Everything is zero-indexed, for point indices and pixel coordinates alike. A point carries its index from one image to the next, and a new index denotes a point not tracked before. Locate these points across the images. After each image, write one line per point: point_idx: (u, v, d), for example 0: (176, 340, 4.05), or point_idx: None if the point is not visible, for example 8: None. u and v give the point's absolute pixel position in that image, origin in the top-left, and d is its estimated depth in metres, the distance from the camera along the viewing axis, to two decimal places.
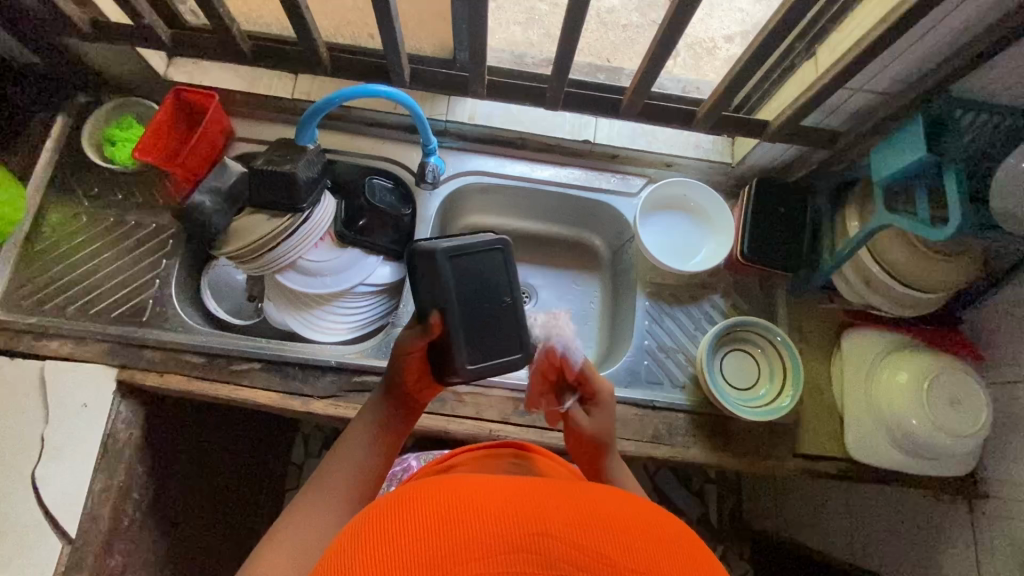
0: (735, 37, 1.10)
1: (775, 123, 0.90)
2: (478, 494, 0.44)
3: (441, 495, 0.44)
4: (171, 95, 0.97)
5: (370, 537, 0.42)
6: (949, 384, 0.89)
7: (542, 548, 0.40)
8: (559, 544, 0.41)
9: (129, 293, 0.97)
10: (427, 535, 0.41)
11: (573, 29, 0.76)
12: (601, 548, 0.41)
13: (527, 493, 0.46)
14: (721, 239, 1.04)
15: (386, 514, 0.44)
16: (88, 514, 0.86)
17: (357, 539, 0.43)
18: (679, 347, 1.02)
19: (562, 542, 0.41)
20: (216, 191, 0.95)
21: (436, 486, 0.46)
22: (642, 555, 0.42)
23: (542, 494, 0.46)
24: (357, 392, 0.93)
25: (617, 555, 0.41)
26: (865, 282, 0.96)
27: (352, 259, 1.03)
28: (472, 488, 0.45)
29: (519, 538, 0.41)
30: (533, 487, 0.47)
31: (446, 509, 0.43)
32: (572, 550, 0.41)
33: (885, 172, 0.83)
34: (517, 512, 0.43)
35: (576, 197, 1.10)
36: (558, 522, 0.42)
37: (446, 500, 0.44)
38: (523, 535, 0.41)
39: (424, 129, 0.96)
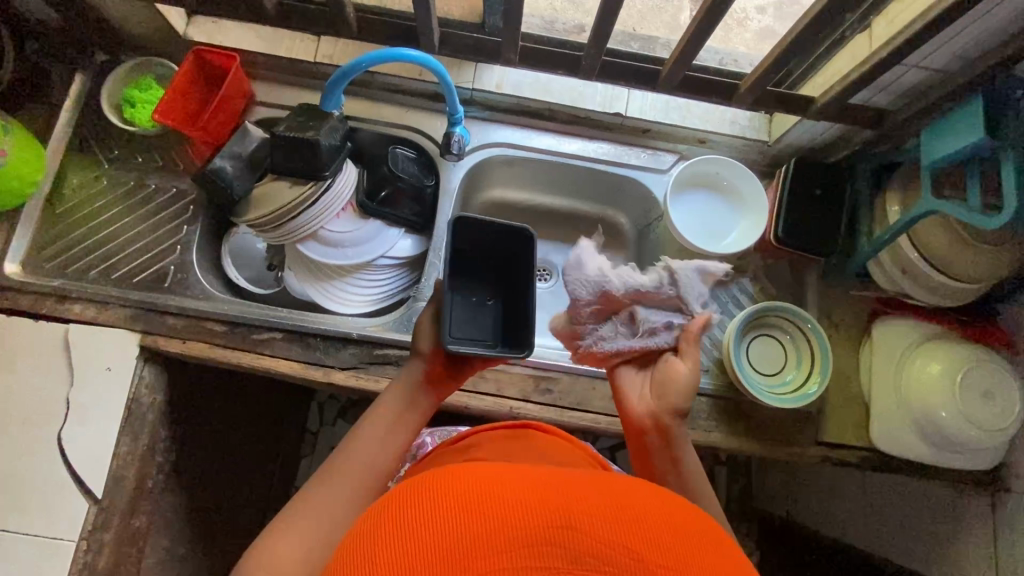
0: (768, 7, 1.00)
1: (821, 100, 0.85)
2: (499, 480, 0.44)
3: (459, 486, 0.44)
4: (191, 55, 0.95)
5: (386, 531, 0.42)
6: (982, 377, 0.88)
7: (564, 541, 0.40)
8: (584, 537, 0.40)
9: (151, 259, 0.96)
10: (448, 526, 0.41)
11: None
12: (623, 541, 0.41)
13: (549, 481, 0.45)
14: (755, 220, 1.01)
15: (403, 505, 0.44)
16: (113, 475, 0.87)
17: (376, 527, 0.43)
18: (705, 330, 1.00)
19: (587, 537, 0.40)
20: (238, 157, 0.93)
21: (454, 475, 0.45)
22: (672, 550, 0.41)
23: (564, 483, 0.45)
24: (379, 365, 0.92)
25: (646, 552, 0.40)
26: (902, 270, 0.93)
27: (374, 230, 1.01)
28: (495, 478, 0.45)
29: (540, 531, 0.40)
30: (555, 476, 0.47)
31: (466, 497, 0.43)
32: (596, 543, 0.40)
33: (935, 157, 0.78)
34: (539, 504, 0.42)
35: (604, 172, 1.07)
36: (583, 514, 0.42)
37: (466, 489, 0.43)
38: (542, 528, 0.40)
39: (452, 98, 0.91)
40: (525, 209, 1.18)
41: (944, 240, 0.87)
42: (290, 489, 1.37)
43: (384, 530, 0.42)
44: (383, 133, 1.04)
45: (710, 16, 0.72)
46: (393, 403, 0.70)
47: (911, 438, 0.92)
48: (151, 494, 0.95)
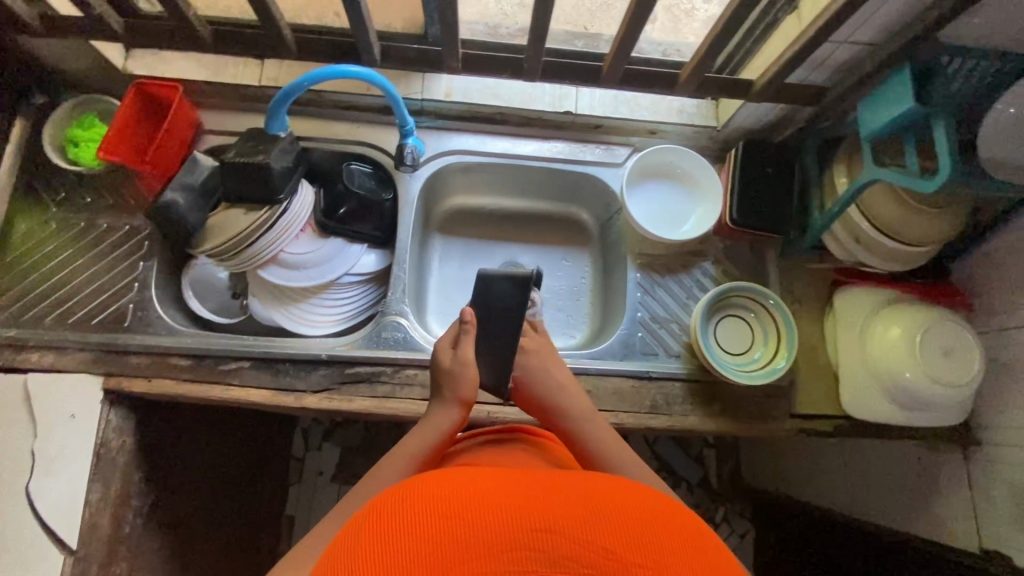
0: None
1: (759, 83, 0.87)
2: (483, 491, 0.47)
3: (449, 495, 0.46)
4: (133, 89, 0.94)
5: (369, 537, 0.44)
6: (940, 335, 0.90)
7: (543, 544, 0.42)
8: (563, 541, 0.42)
9: (109, 299, 0.94)
10: (431, 533, 0.43)
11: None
12: (598, 541, 0.43)
13: (532, 488, 0.48)
14: (711, 203, 1.03)
15: (393, 511, 0.46)
16: (88, 524, 0.85)
17: (361, 535, 0.45)
18: (672, 317, 1.01)
19: (564, 538, 0.43)
20: (190, 188, 0.90)
21: (442, 485, 0.48)
22: (647, 550, 0.43)
23: (548, 489, 0.48)
24: (351, 383, 0.91)
25: (621, 552, 0.43)
26: (856, 239, 0.95)
27: (335, 249, 1.00)
28: (477, 487, 0.47)
29: (522, 535, 0.43)
30: (539, 482, 0.49)
31: (450, 505, 0.45)
32: (575, 545, 0.42)
33: (872, 129, 0.81)
34: (519, 510, 0.44)
35: (560, 171, 1.08)
36: (561, 518, 0.44)
37: (450, 499, 0.46)
38: (521, 533, 0.43)
39: (401, 109, 0.91)
40: (488, 213, 1.19)
41: (892, 207, 0.90)
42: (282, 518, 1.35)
43: (368, 536, 0.44)
44: (337, 151, 1.03)
45: (640, 10, 0.74)
46: (424, 438, 0.75)
47: (882, 403, 0.94)
48: (130, 539, 0.93)
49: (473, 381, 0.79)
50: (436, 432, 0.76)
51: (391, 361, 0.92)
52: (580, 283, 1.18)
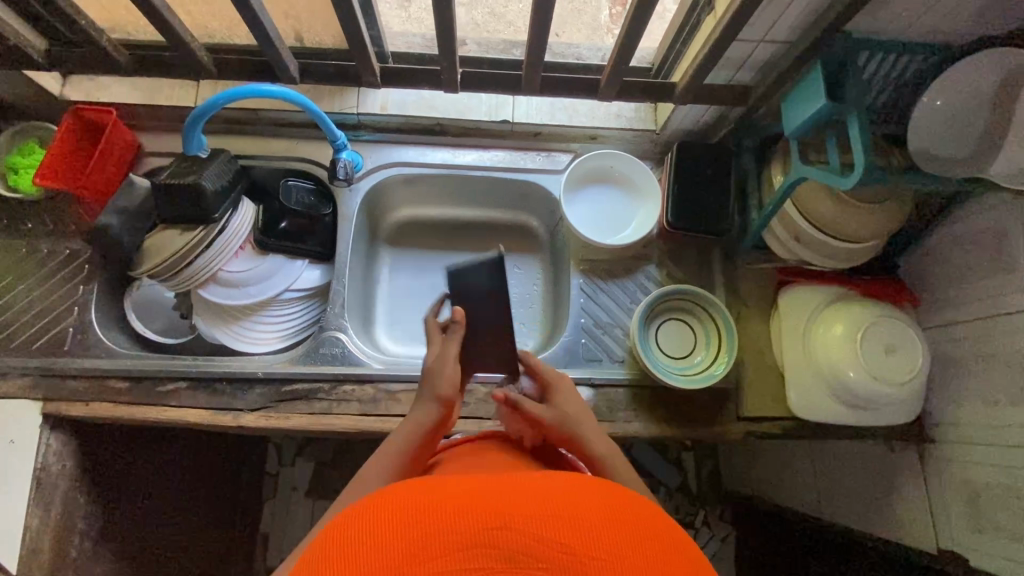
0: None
1: (683, 85, 0.86)
2: (440, 494, 0.44)
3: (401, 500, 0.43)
4: (69, 115, 0.95)
5: (328, 557, 0.40)
6: (881, 333, 0.89)
7: (502, 541, 0.40)
8: (519, 536, 0.40)
9: (48, 324, 0.94)
10: (388, 546, 0.39)
11: (446, 6, 0.72)
12: (557, 536, 0.40)
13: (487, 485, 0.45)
14: (651, 207, 1.02)
15: (341, 527, 0.43)
16: (26, 550, 0.85)
17: (318, 555, 0.41)
18: (616, 322, 1.00)
19: (524, 535, 0.40)
20: (124, 211, 0.93)
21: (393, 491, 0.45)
22: (609, 545, 0.41)
23: (502, 486, 0.45)
24: (289, 401, 0.91)
25: (582, 550, 0.40)
26: (795, 237, 0.94)
27: (275, 266, 1.00)
28: (437, 489, 0.44)
29: (481, 534, 0.40)
30: (494, 480, 0.46)
31: (406, 512, 0.42)
32: (529, 541, 0.40)
33: (794, 126, 0.80)
34: (477, 511, 0.41)
35: (502, 179, 1.08)
36: (521, 514, 0.41)
37: (407, 505, 0.43)
38: (478, 532, 0.40)
39: (328, 124, 0.91)
40: (439, 224, 1.20)
41: (829, 205, 0.88)
42: (256, 535, 1.35)
43: (327, 555, 0.40)
44: (276, 167, 1.03)
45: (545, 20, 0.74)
46: (404, 441, 0.70)
47: (829, 403, 0.92)
48: (76, 562, 0.93)
49: (451, 374, 0.75)
50: (417, 432, 0.71)
51: (328, 377, 0.92)
52: (532, 290, 1.18)
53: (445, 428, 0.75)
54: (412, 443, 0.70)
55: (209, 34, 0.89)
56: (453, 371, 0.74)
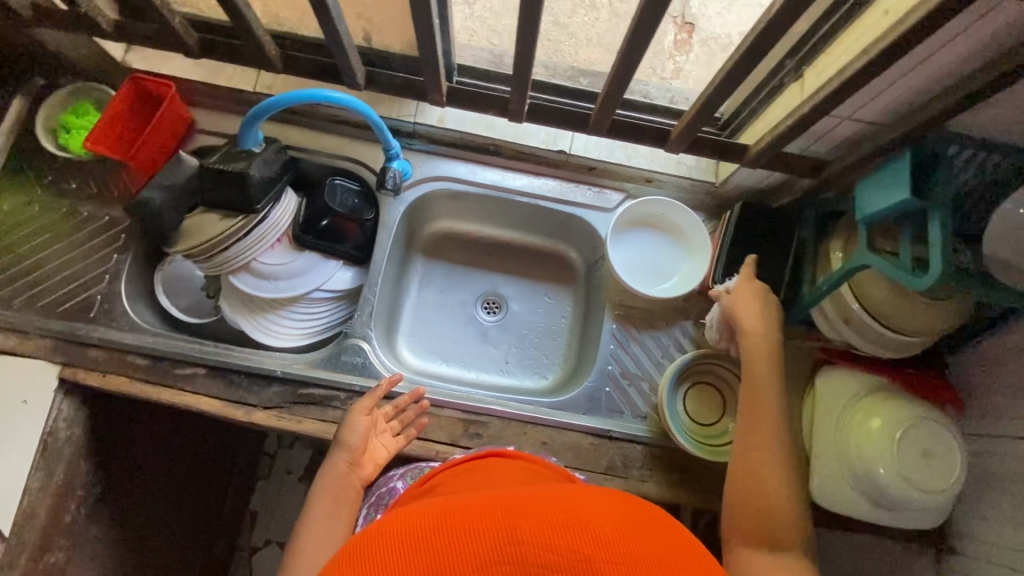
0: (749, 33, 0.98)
1: (756, 150, 0.82)
2: (426, 523, 0.40)
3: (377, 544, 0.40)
4: (127, 83, 0.94)
5: None
6: (921, 436, 0.84)
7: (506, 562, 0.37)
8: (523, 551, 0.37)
9: (76, 289, 0.94)
10: None
11: (529, 37, 0.69)
12: (563, 547, 0.38)
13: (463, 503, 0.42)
14: (697, 263, 0.98)
15: None
16: (23, 512, 0.85)
17: None
18: (644, 375, 0.97)
19: (528, 547, 0.37)
20: (167, 188, 0.92)
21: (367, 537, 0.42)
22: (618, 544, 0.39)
23: (482, 501, 0.42)
24: (302, 405, 0.89)
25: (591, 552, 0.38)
26: (845, 319, 0.91)
27: (310, 263, 0.99)
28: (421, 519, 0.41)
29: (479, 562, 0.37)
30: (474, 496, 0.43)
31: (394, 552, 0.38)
32: (535, 552, 0.37)
33: (869, 211, 0.76)
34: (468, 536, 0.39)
35: (548, 209, 1.05)
36: (514, 526, 0.38)
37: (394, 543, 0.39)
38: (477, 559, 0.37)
39: (383, 133, 0.89)
40: (476, 241, 1.18)
41: (888, 294, 0.84)
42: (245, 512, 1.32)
43: None
44: (325, 164, 1.02)
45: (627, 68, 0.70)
46: (325, 496, 0.78)
47: (851, 495, 0.89)
48: (69, 529, 0.92)
49: (353, 421, 0.84)
50: (334, 481, 0.79)
51: (345, 387, 0.91)
52: (560, 322, 1.15)
53: (370, 470, 0.83)
54: (333, 493, 0.78)
55: (279, 21, 0.87)
56: (353, 419, 0.83)
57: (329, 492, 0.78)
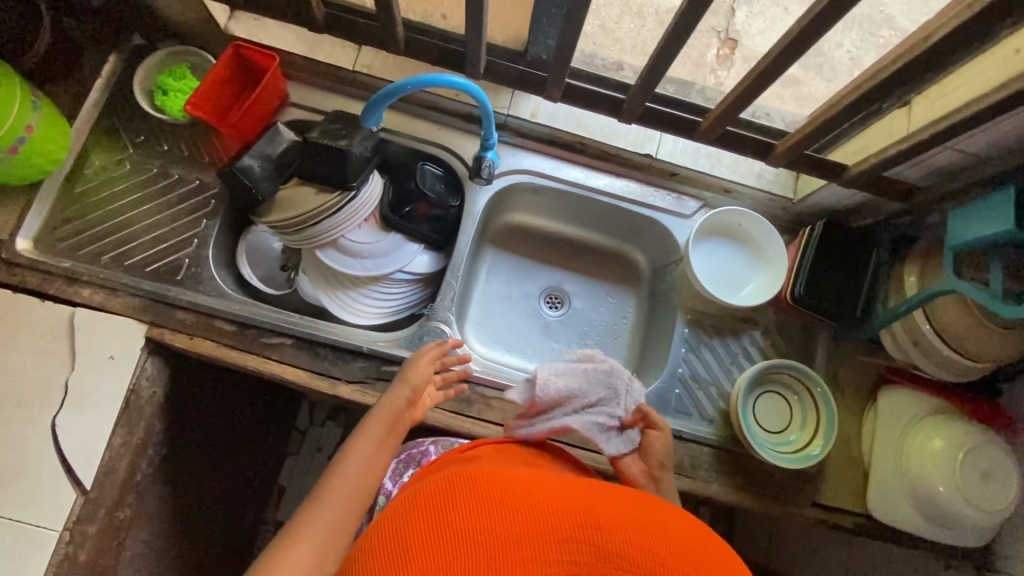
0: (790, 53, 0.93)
1: (854, 171, 0.84)
2: (473, 505, 0.51)
3: (422, 501, 0.54)
4: (230, 50, 0.94)
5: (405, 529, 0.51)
6: (982, 458, 0.88)
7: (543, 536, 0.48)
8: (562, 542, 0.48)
9: (165, 250, 0.94)
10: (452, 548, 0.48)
11: (673, 41, 0.70)
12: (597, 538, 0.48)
13: (501, 478, 0.55)
14: (774, 275, 1.01)
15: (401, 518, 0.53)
16: (104, 467, 0.85)
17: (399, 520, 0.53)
18: (712, 380, 1.00)
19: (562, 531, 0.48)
20: (267, 158, 0.93)
21: (419, 500, 0.54)
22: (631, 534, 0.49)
23: (515, 481, 0.55)
24: (385, 382, 0.91)
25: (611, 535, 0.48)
26: (914, 340, 0.93)
27: (395, 244, 1.00)
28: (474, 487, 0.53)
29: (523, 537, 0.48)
30: (508, 475, 0.56)
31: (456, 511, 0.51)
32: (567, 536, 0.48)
33: (965, 239, 0.78)
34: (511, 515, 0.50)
35: (627, 210, 1.08)
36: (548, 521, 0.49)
37: (456, 493, 0.53)
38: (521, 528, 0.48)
39: (489, 122, 0.90)
40: (545, 236, 1.19)
41: (962, 318, 0.87)
42: (275, 488, 1.35)
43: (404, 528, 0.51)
44: (414, 148, 1.03)
45: (760, 81, 0.72)
46: (383, 418, 0.73)
47: (908, 510, 0.92)
48: (139, 487, 0.92)
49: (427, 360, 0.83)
50: (392, 412, 0.75)
51: None
52: (621, 322, 1.17)
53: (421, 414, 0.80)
54: (387, 420, 0.74)
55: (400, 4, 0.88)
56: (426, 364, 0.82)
57: (382, 431, 0.72)
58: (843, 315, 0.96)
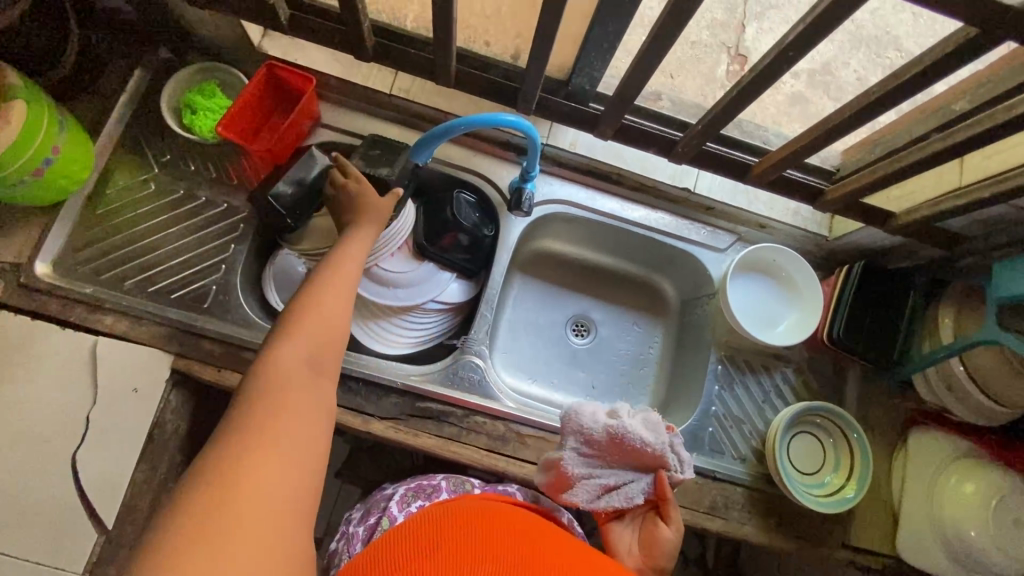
0: (802, 74, 1.03)
1: (903, 219, 0.85)
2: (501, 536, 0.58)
3: (417, 528, 0.60)
4: (263, 70, 0.91)
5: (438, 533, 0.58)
6: (1016, 506, 0.88)
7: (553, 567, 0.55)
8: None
9: (191, 276, 0.91)
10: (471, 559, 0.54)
11: (746, 92, 0.69)
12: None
13: (534, 525, 0.63)
14: (807, 314, 1.01)
15: (434, 521, 0.60)
16: (127, 505, 0.82)
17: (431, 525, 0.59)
18: (745, 418, 1.00)
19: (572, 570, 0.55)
20: (301, 184, 0.90)
21: (452, 514, 0.62)
22: None
23: (543, 529, 0.63)
24: (420, 418, 0.89)
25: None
26: (947, 384, 0.93)
27: (428, 274, 0.99)
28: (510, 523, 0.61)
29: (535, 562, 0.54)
30: (538, 524, 0.64)
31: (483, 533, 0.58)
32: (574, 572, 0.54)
33: (1011, 289, 0.78)
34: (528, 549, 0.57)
35: (661, 243, 1.06)
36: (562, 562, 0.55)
37: (490, 522, 0.61)
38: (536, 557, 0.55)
39: (533, 157, 0.89)
40: (573, 263, 1.17)
41: (999, 367, 0.87)
42: None
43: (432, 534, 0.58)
44: (448, 174, 1.01)
45: (826, 133, 0.71)
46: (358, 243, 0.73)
47: (937, 555, 0.92)
48: None
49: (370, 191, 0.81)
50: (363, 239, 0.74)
51: (463, 404, 0.90)
52: (648, 353, 1.15)
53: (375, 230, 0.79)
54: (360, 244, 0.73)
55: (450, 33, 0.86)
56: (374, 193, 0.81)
57: (316, 327, 0.60)
58: (875, 356, 0.97)
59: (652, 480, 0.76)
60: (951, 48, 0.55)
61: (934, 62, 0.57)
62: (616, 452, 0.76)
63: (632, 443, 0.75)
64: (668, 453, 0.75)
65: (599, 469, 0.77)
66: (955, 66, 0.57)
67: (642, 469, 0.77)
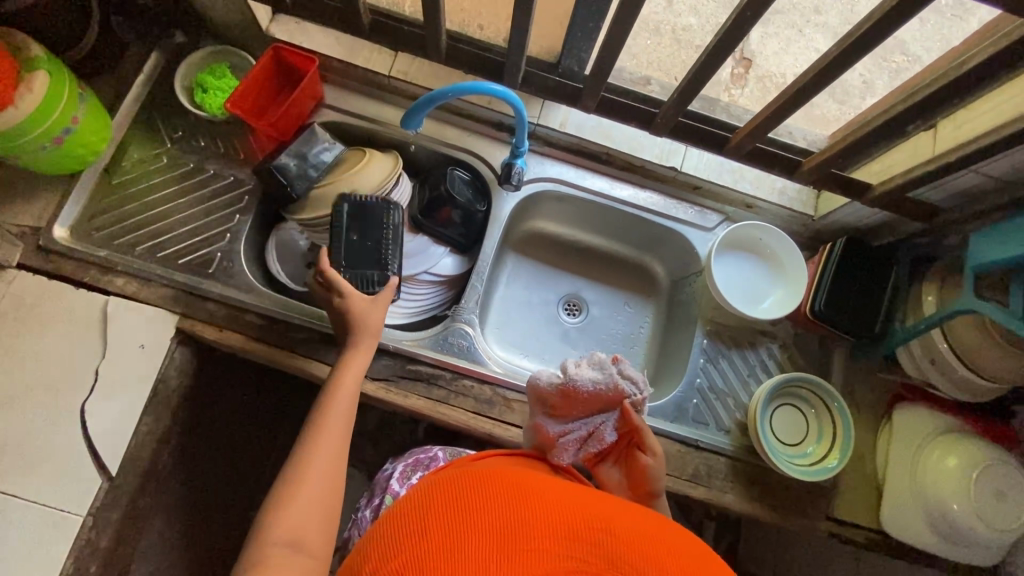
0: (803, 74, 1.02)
1: (878, 191, 0.87)
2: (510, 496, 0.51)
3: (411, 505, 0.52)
4: (270, 51, 0.96)
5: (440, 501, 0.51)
6: (997, 477, 0.89)
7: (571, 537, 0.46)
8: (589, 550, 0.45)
9: (198, 243, 0.96)
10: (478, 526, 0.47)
11: (712, 58, 0.73)
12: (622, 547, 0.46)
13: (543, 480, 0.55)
14: (792, 290, 1.03)
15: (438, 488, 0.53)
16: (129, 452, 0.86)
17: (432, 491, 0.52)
18: (730, 391, 1.01)
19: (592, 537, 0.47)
20: (303, 157, 0.95)
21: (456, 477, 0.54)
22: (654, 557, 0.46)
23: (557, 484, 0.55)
24: (409, 380, 0.92)
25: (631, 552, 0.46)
26: (930, 358, 0.94)
27: (422, 247, 1.03)
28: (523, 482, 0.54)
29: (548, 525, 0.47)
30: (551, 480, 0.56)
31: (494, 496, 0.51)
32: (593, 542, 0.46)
33: (986, 258, 0.80)
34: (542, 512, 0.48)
35: (650, 221, 1.10)
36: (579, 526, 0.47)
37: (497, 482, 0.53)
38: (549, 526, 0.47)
39: (522, 132, 0.94)
40: (567, 244, 1.21)
41: (979, 339, 0.88)
42: None
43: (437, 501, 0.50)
44: (444, 153, 1.06)
45: (793, 98, 0.75)
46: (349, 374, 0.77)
47: (919, 526, 0.93)
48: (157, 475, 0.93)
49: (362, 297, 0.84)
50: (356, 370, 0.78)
51: (451, 368, 0.94)
52: (638, 331, 1.18)
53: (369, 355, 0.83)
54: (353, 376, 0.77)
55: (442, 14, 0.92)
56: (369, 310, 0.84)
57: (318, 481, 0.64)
58: (860, 331, 0.98)
59: (618, 415, 0.80)
60: (892, 5, 0.59)
61: (880, 19, 0.61)
62: (576, 404, 0.79)
63: (584, 391, 0.78)
64: (621, 383, 0.78)
65: (569, 424, 0.79)
66: (901, 22, 0.60)
67: (607, 407, 0.81)
